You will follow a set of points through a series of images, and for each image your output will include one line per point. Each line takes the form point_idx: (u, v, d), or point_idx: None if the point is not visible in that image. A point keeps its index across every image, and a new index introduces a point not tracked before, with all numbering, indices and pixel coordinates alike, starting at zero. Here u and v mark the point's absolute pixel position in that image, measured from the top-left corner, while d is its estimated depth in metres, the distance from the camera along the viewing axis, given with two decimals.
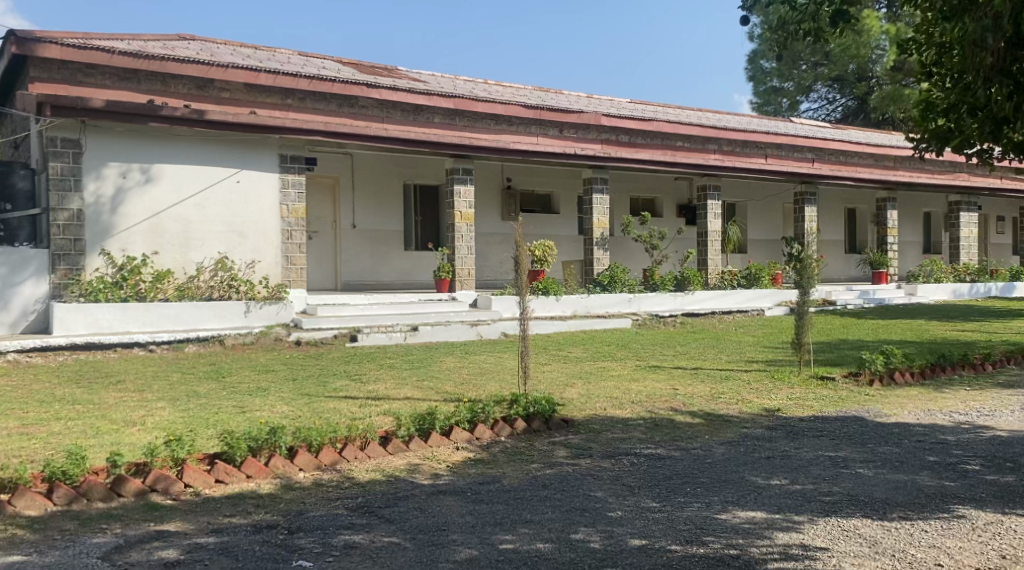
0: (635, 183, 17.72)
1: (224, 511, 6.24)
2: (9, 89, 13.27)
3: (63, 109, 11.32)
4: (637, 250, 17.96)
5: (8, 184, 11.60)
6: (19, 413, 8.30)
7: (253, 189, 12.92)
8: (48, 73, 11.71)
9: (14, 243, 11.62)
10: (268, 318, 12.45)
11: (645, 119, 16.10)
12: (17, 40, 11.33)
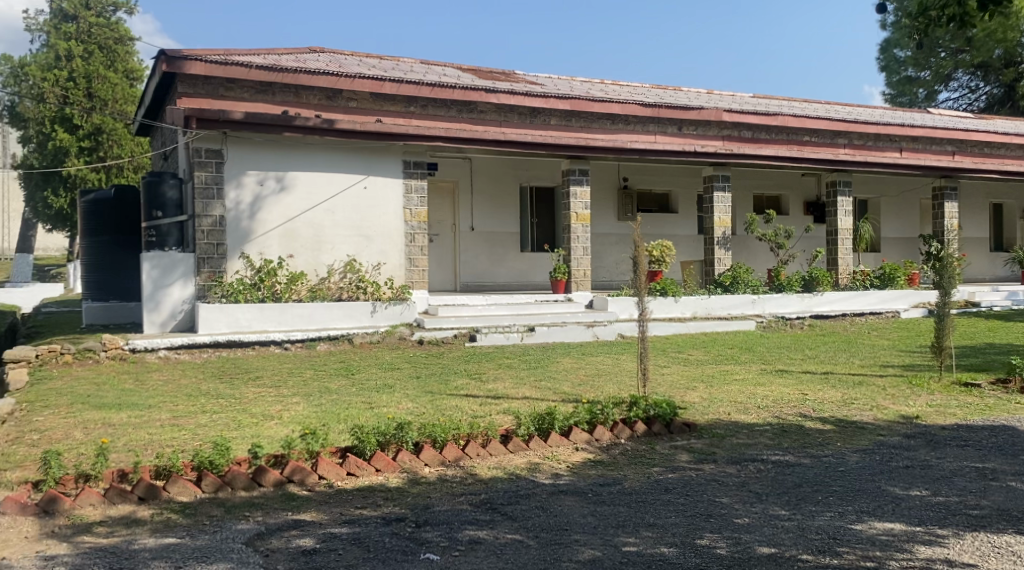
0: (756, 182, 17.42)
1: (356, 503, 6.53)
2: (160, 106, 14.20)
3: (207, 121, 12.00)
4: (761, 249, 17.75)
5: (159, 194, 12.55)
6: (169, 406, 8.85)
7: (380, 195, 13.34)
8: (194, 88, 12.44)
9: (165, 248, 12.48)
10: (393, 318, 12.85)
11: (769, 114, 15.74)
12: (167, 59, 12.08)
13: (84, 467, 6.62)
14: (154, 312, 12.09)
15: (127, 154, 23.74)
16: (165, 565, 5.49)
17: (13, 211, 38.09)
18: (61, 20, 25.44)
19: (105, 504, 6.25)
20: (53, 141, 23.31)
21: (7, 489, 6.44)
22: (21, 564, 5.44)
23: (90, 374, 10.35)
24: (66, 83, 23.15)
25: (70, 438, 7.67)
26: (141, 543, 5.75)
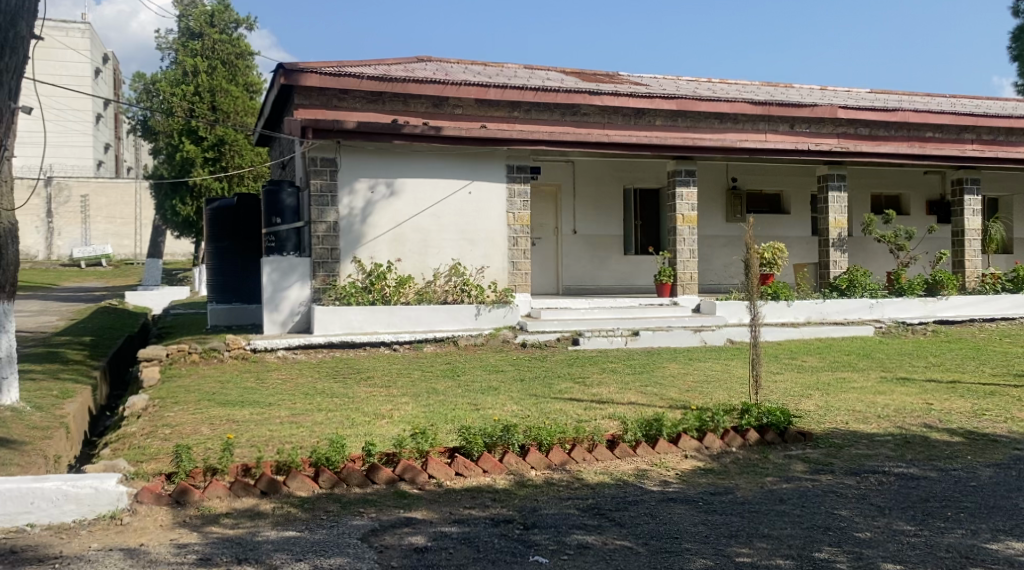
0: (874, 182, 16.92)
1: (465, 503, 6.60)
2: (278, 116, 14.88)
3: (322, 131, 12.33)
4: (880, 251, 17.22)
5: (278, 201, 12.84)
6: (287, 403, 9.18)
7: (484, 200, 13.46)
8: (310, 99, 12.97)
9: (284, 253, 12.86)
10: (496, 321, 12.98)
11: (888, 109, 15.27)
12: (286, 72, 12.60)
13: (212, 461, 6.90)
14: (274, 312, 12.54)
15: (248, 164, 23.95)
16: (287, 557, 5.64)
17: (144, 218, 39.84)
18: (186, 39, 24.77)
19: (231, 497, 6.48)
20: (179, 152, 23.73)
21: (142, 479, 6.76)
22: (156, 550, 5.67)
23: (215, 372, 10.96)
24: (192, 97, 23.64)
25: (198, 433, 8.01)
26: (264, 535, 5.93)
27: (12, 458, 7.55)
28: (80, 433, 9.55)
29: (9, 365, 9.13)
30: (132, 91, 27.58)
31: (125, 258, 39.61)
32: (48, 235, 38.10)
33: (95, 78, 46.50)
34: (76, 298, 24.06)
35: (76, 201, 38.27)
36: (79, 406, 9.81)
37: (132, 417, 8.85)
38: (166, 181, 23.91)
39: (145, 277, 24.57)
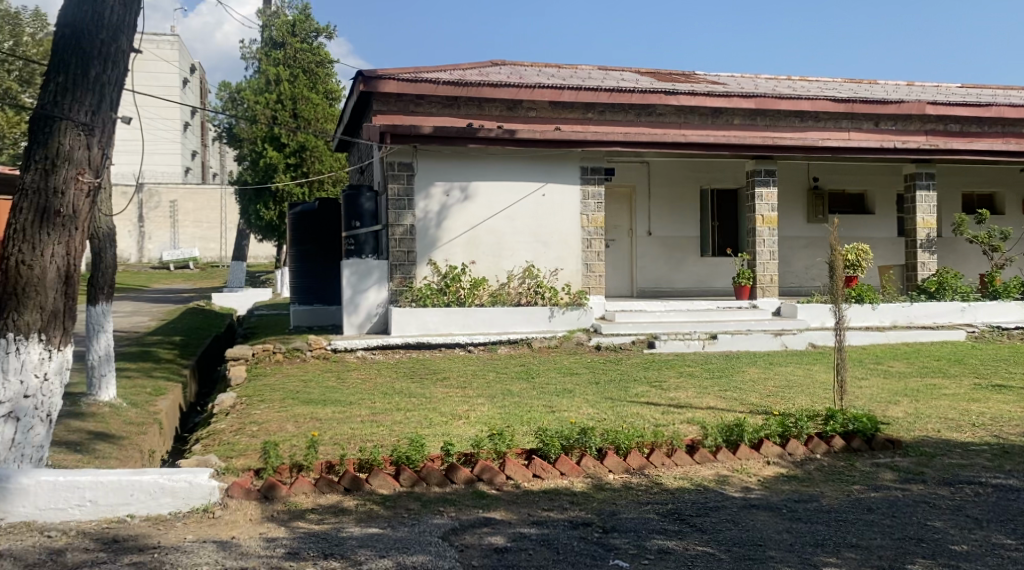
0: (964, 180, 16.47)
1: (542, 505, 6.56)
2: (357, 122, 15.15)
3: (400, 137, 12.50)
4: (972, 252, 16.71)
5: (357, 205, 13.03)
6: (367, 403, 9.32)
7: (557, 202, 13.39)
8: (387, 105, 13.13)
9: (362, 256, 13.00)
10: (570, 323, 12.96)
11: (981, 104, 14.79)
12: (364, 79, 12.82)
13: (298, 458, 7.04)
14: (353, 314, 12.76)
15: (328, 170, 24.27)
16: (371, 553, 5.68)
17: (229, 222, 40.86)
18: (269, 49, 24.94)
19: (316, 493, 6.59)
20: (263, 159, 24.23)
21: (232, 474, 6.93)
22: (247, 544, 5.76)
23: (298, 371, 11.27)
24: (275, 105, 24.05)
25: (284, 430, 8.21)
26: (348, 531, 5.99)
27: (110, 452, 7.79)
28: (172, 429, 9.81)
29: (108, 363, 9.52)
30: (218, 100, 28.26)
31: (211, 261, 40.66)
32: (139, 240, 39.34)
33: (184, 86, 47.83)
34: (166, 300, 24.88)
35: (165, 206, 39.38)
36: (171, 403, 10.07)
37: (221, 414, 9.09)
38: (249, 187, 24.35)
39: (231, 280, 25.23)
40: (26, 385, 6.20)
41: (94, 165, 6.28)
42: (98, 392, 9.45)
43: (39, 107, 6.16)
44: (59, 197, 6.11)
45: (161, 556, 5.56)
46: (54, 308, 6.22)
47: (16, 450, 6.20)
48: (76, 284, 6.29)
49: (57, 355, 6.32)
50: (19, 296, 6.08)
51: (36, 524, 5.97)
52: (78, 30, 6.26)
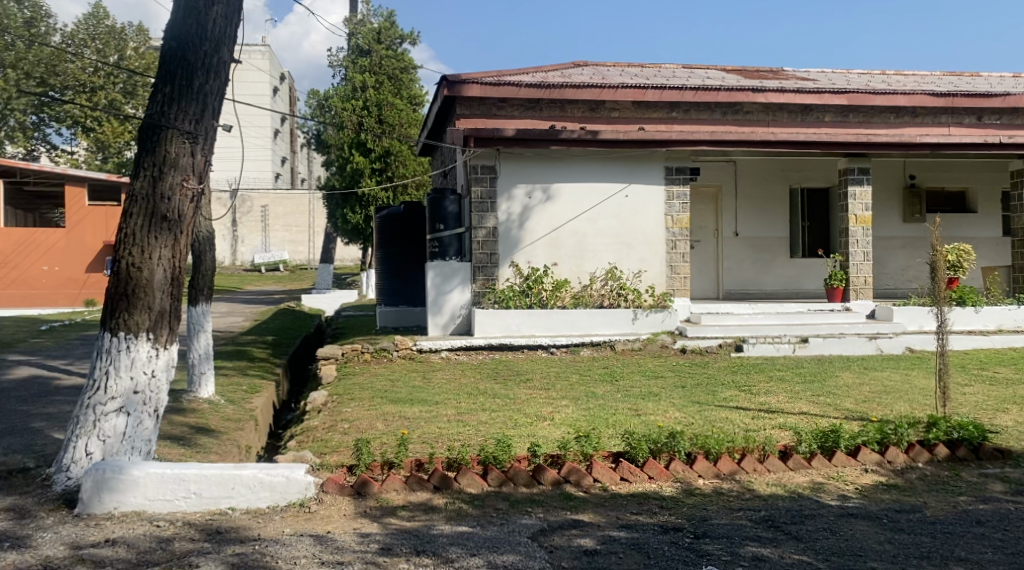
0: None
1: (631, 509, 6.43)
2: (440, 126, 15.34)
3: (484, 140, 12.55)
4: None
5: (441, 209, 13.15)
6: (453, 403, 9.35)
7: (642, 203, 13.18)
8: (470, 109, 13.23)
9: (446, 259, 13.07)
10: (654, 326, 12.76)
11: None
12: (448, 84, 12.93)
13: (389, 455, 7.16)
14: (436, 315, 12.90)
15: (411, 174, 24.38)
16: (462, 551, 5.70)
17: (318, 226, 41.61)
18: (356, 55, 25.47)
19: (407, 490, 6.66)
20: (350, 164, 24.57)
21: (326, 470, 7.05)
22: (342, 538, 5.86)
23: (385, 371, 11.43)
24: (361, 111, 24.29)
25: (373, 429, 8.31)
26: (439, 528, 6.04)
27: (211, 447, 7.97)
28: (267, 425, 10.01)
29: (208, 361, 9.76)
30: (306, 106, 28.81)
31: (300, 264, 41.41)
32: (233, 244, 40.57)
33: (273, 94, 48.86)
34: (258, 301, 25.51)
35: (257, 211, 40.47)
36: (266, 400, 10.25)
37: (314, 411, 9.39)
38: (337, 192, 24.72)
39: (319, 282, 25.64)
40: (136, 381, 6.67)
41: (198, 171, 6.75)
42: (198, 388, 9.71)
43: (148, 117, 6.64)
44: (166, 202, 6.59)
45: (262, 548, 5.70)
46: (161, 308, 6.71)
47: (127, 442, 6.66)
48: (182, 285, 6.77)
49: (164, 353, 6.79)
50: (130, 297, 6.59)
51: (146, 513, 6.17)
52: (184, 42, 6.72)
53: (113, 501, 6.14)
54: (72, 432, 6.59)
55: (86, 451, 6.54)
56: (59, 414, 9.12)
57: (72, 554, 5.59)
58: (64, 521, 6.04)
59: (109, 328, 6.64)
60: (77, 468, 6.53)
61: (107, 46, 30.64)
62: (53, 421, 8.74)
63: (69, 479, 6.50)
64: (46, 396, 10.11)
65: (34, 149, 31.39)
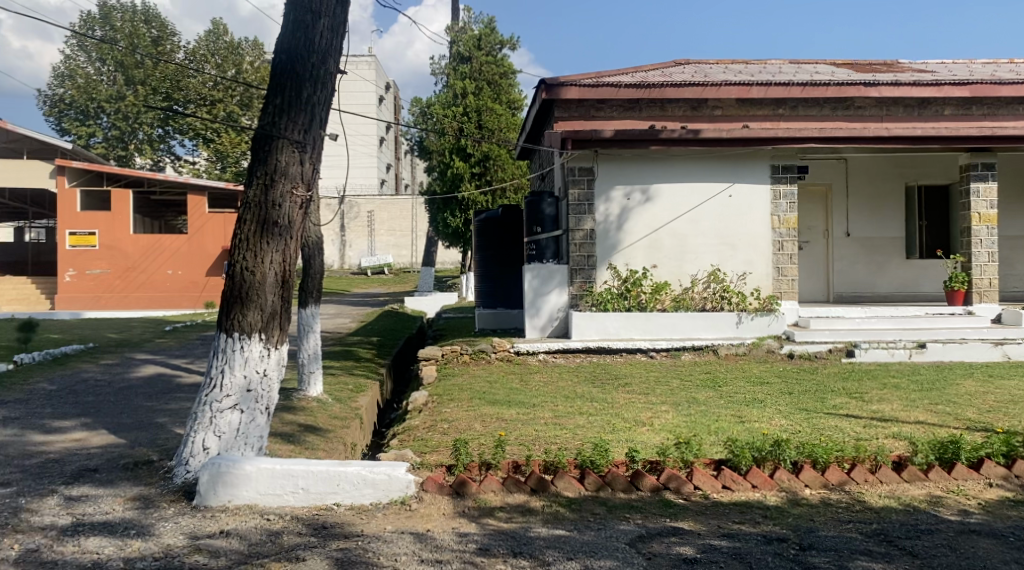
0: None
1: (734, 518, 6.15)
2: (537, 130, 15.28)
3: (582, 141, 12.37)
4: None
5: (539, 212, 13.20)
6: (550, 406, 9.20)
7: (746, 203, 12.77)
8: (569, 111, 13.12)
9: (543, 260, 13.06)
10: (760, 330, 12.32)
11: None
12: (547, 87, 12.82)
13: (487, 456, 7.06)
14: (534, 317, 12.78)
15: (511, 178, 24.42)
16: (559, 555, 5.58)
17: (422, 230, 41.59)
18: (456, 62, 25.49)
19: (504, 492, 6.54)
20: (450, 169, 24.64)
21: (426, 470, 6.99)
22: (442, 537, 5.82)
23: (484, 372, 11.42)
24: (462, 117, 24.37)
25: (472, 429, 8.24)
26: (536, 531, 5.92)
27: (317, 444, 8.01)
28: (371, 424, 10.01)
29: (316, 360, 9.84)
30: (409, 114, 29.09)
31: (404, 268, 41.81)
32: (341, 247, 41.87)
33: (378, 103, 49.69)
34: (363, 302, 25.97)
35: (364, 216, 41.52)
36: (371, 399, 10.32)
37: (415, 411, 9.36)
38: (437, 197, 24.79)
39: (421, 284, 25.84)
40: (248, 379, 6.73)
41: (307, 179, 6.79)
42: (307, 387, 9.80)
43: (260, 128, 6.72)
44: (277, 209, 6.65)
45: (365, 543, 5.70)
46: (273, 309, 6.75)
47: (241, 438, 6.73)
48: (293, 288, 6.82)
49: (275, 352, 6.84)
50: (243, 298, 6.67)
51: (258, 507, 6.21)
52: (293, 55, 6.76)
53: (228, 494, 6.20)
54: (190, 427, 6.70)
55: (204, 446, 6.63)
56: (179, 409, 9.36)
57: (189, 543, 5.67)
58: (184, 511, 6.13)
59: (223, 328, 6.72)
60: (196, 462, 6.63)
61: (226, 61, 31.60)
62: (175, 416, 8.96)
63: (188, 472, 6.62)
64: (168, 392, 10.40)
65: (160, 160, 32.91)
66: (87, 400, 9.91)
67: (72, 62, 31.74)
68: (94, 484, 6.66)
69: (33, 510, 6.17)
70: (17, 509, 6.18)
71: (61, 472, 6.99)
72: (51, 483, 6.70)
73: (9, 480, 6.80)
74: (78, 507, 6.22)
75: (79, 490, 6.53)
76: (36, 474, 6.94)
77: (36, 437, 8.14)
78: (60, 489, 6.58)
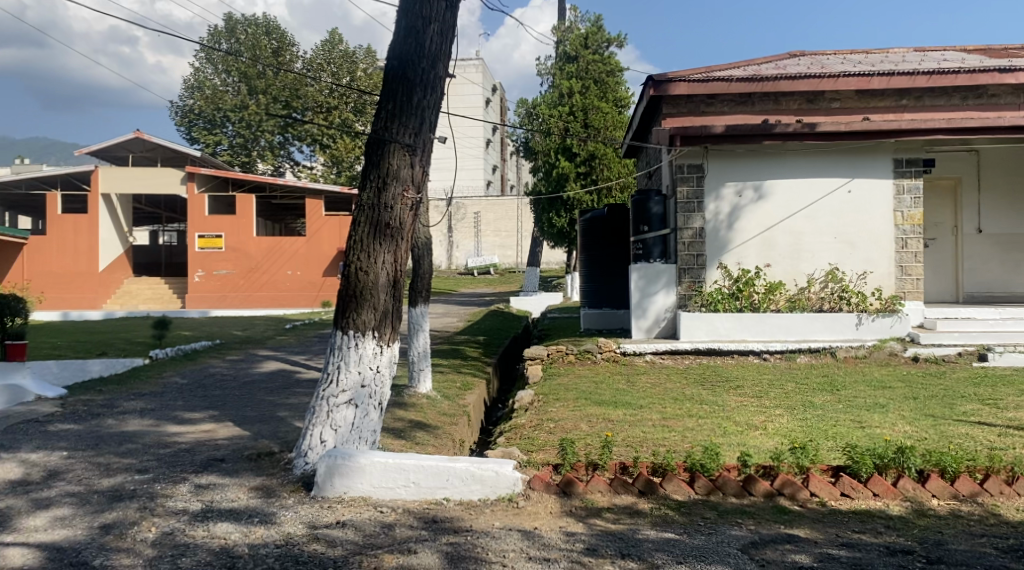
0: None
1: (853, 527, 5.81)
2: (645, 127, 15.02)
3: (691, 138, 12.06)
4: None
5: (645, 210, 12.88)
6: (659, 407, 8.96)
7: (867, 199, 12.21)
8: (678, 107, 12.81)
9: (650, 260, 12.74)
10: (881, 331, 11.77)
11: None
12: (655, 84, 12.55)
13: (594, 456, 6.89)
14: (641, 318, 12.54)
15: (617, 177, 24.10)
16: (668, 558, 5.38)
17: (527, 231, 41.51)
18: (563, 62, 25.08)
19: (611, 493, 6.36)
20: (556, 169, 24.49)
21: (533, 468, 6.87)
22: (549, 535, 5.69)
23: (590, 372, 11.26)
24: (567, 117, 24.17)
25: (579, 429, 8.08)
26: (645, 533, 5.72)
27: (427, 440, 8.00)
28: (478, 422, 9.97)
29: (427, 358, 9.85)
30: (515, 115, 29.11)
31: (510, 268, 41.74)
32: (448, 249, 42.30)
33: (486, 106, 49.94)
34: (471, 302, 26.08)
35: (471, 217, 41.83)
36: (478, 397, 10.28)
37: (520, 410, 9.26)
38: (543, 197, 24.69)
39: (525, 284, 25.77)
40: (363, 375, 6.74)
41: (418, 182, 6.77)
42: (416, 384, 9.81)
43: (373, 132, 6.73)
44: (388, 211, 6.64)
45: (474, 538, 5.62)
46: (385, 308, 6.75)
47: (355, 432, 6.74)
48: (404, 287, 6.81)
49: (387, 350, 6.84)
50: (357, 298, 6.68)
51: (371, 499, 6.20)
52: (405, 60, 6.74)
53: (344, 486, 6.21)
54: (308, 420, 6.73)
55: (321, 439, 6.65)
56: (298, 403, 9.50)
57: (308, 532, 5.70)
58: (303, 501, 6.17)
59: (339, 326, 6.75)
60: (314, 455, 6.65)
61: (341, 68, 32.29)
62: (295, 410, 9.09)
63: (307, 464, 6.64)
64: (288, 387, 10.59)
65: (279, 166, 33.35)
66: (215, 394, 10.18)
67: (201, 74, 32.80)
68: (221, 473, 6.78)
69: (167, 495, 6.32)
70: (153, 494, 6.34)
71: (192, 461, 7.15)
72: (182, 471, 6.86)
73: (146, 467, 6.99)
74: (206, 493, 6.34)
75: (207, 479, 6.65)
76: (169, 462, 7.12)
77: (169, 427, 8.38)
78: (191, 476, 6.71)
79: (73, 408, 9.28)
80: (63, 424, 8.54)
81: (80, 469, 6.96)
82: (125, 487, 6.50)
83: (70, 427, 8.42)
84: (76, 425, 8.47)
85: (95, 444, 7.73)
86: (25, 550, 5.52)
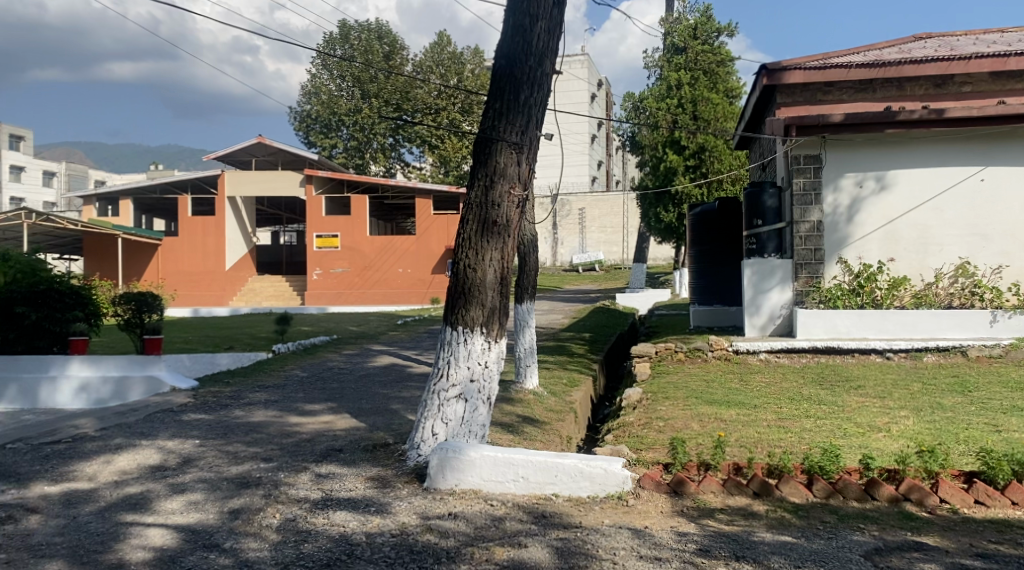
0: None
1: (989, 537, 5.37)
2: (760, 117, 14.55)
3: (807, 128, 11.56)
4: None
5: (759, 204, 12.33)
6: (775, 407, 8.57)
7: (1001, 188, 11.49)
8: (793, 96, 12.30)
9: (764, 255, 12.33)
10: (1020, 330, 10.98)
11: None
12: (768, 73, 12.06)
13: (706, 455, 6.61)
14: (754, 316, 12.06)
15: (727, 169, 23.46)
16: (786, 561, 5.07)
17: (632, 228, 40.95)
18: (671, 54, 24.54)
19: (725, 494, 6.10)
20: (664, 162, 24.11)
21: (643, 466, 6.65)
22: (660, 535, 5.45)
23: (700, 370, 10.92)
24: (676, 109, 23.85)
25: (690, 429, 7.79)
26: (761, 536, 5.42)
27: (536, 435, 7.85)
28: (585, 419, 9.77)
29: (533, 355, 9.67)
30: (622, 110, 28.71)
31: (615, 264, 41.24)
32: (553, 244, 42.21)
33: (591, 102, 49.61)
34: (577, 299, 25.83)
35: (576, 214, 41.62)
36: (584, 395, 10.07)
37: (630, 407, 9.04)
38: (650, 192, 24.28)
39: (632, 280, 25.38)
40: (472, 371, 6.63)
41: (525, 179, 6.61)
42: (523, 379, 9.66)
43: (480, 131, 6.61)
44: (496, 208, 6.51)
45: (584, 535, 5.42)
46: (493, 306, 6.61)
47: (466, 426, 6.63)
48: (511, 284, 6.66)
49: (496, 346, 6.70)
50: (466, 295, 6.58)
51: (482, 493, 6.07)
52: (512, 58, 6.59)
53: (454, 479, 6.11)
54: (420, 414, 6.68)
55: (433, 432, 6.58)
56: (413, 396, 9.50)
57: (421, 523, 5.61)
58: (416, 492, 6.10)
59: (449, 322, 6.66)
60: (426, 447, 6.59)
61: (449, 70, 32.59)
62: (410, 403, 9.08)
63: (419, 456, 6.60)
64: (402, 381, 10.61)
65: (391, 167, 33.79)
66: (334, 387, 10.28)
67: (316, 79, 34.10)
68: (340, 463, 6.78)
69: (290, 483, 6.35)
70: (276, 482, 6.38)
71: (314, 450, 7.19)
72: (303, 460, 6.89)
73: (271, 457, 7.05)
74: (327, 483, 6.34)
75: (327, 468, 6.65)
76: (292, 452, 7.18)
77: (293, 418, 8.47)
78: (312, 465, 6.74)
79: (204, 399, 9.51)
80: (195, 413, 8.74)
81: (211, 457, 7.08)
82: (252, 475, 6.57)
83: (201, 417, 8.61)
84: (207, 415, 8.66)
85: (225, 433, 7.87)
86: (162, 531, 5.61)
